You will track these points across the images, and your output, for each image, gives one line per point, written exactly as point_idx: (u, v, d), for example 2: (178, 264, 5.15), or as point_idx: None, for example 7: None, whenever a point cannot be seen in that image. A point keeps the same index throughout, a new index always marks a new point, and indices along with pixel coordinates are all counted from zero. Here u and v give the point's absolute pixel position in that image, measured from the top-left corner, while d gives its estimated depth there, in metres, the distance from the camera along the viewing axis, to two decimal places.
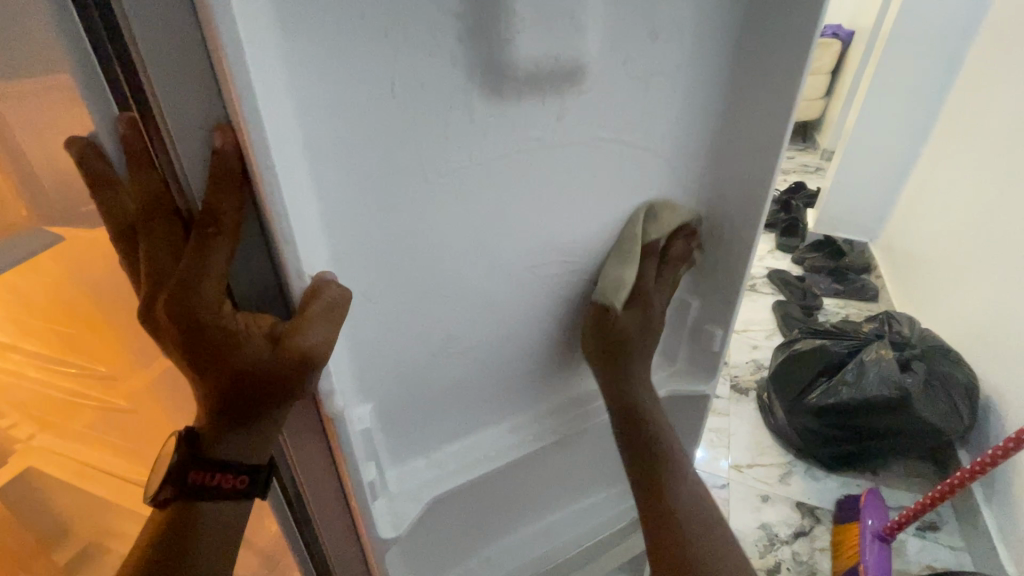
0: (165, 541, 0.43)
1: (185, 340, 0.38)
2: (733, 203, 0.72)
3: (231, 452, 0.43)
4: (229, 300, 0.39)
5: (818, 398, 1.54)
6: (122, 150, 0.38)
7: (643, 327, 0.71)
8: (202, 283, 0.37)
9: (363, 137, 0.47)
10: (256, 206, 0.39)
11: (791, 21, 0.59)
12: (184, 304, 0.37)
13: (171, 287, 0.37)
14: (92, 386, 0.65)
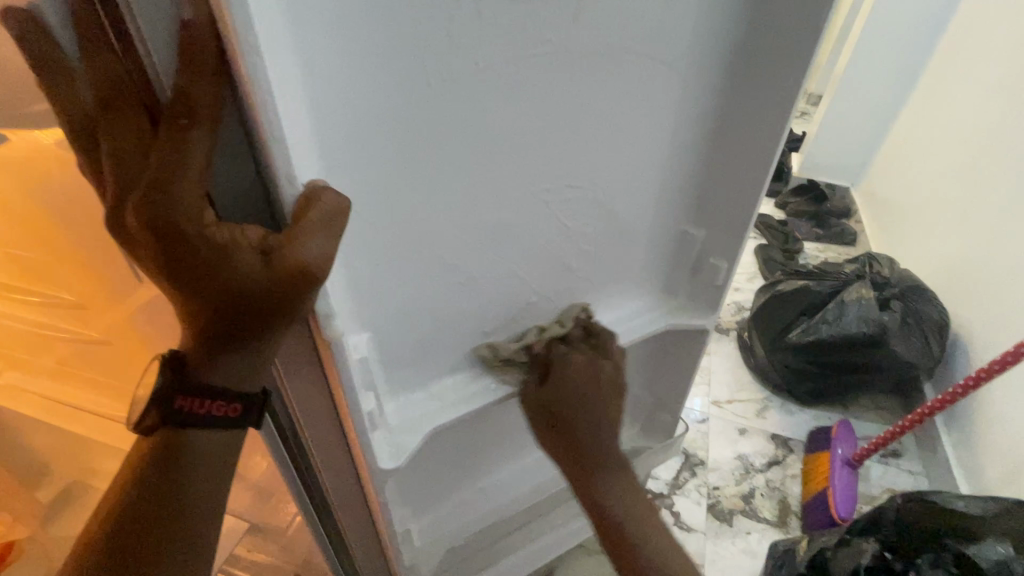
0: (155, 467, 0.41)
1: (162, 252, 0.34)
2: (745, 126, 0.69)
3: (220, 377, 0.40)
4: (210, 208, 0.35)
5: (798, 336, 1.58)
6: (72, 26, 0.32)
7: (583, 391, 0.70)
8: (179, 185, 0.32)
9: (358, 26, 0.41)
10: (236, 98, 0.33)
11: None
12: (159, 211, 0.32)
13: (141, 190, 0.33)
14: (61, 316, 0.61)
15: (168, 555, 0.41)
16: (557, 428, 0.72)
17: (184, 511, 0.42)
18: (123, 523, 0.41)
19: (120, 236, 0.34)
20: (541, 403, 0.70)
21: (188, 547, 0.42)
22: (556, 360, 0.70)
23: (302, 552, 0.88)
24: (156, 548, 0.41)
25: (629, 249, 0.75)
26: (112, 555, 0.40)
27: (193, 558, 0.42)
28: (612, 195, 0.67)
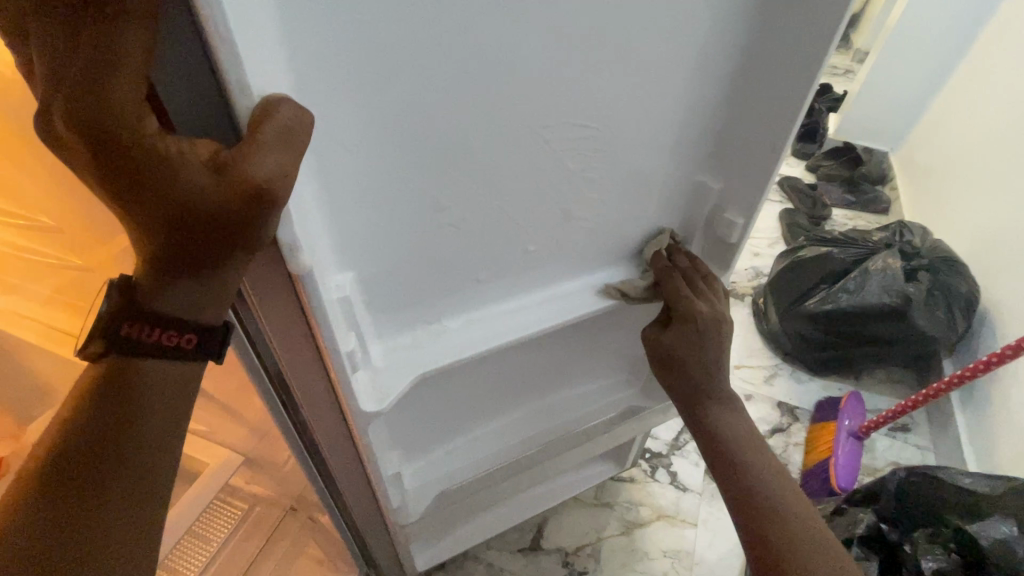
0: (101, 395, 0.38)
1: (96, 160, 0.30)
2: (774, 65, 0.62)
3: (175, 303, 0.37)
4: (151, 115, 0.31)
5: (815, 305, 1.53)
6: None
7: (697, 340, 0.70)
8: (111, 85, 0.29)
9: None
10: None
11: None
12: (89, 114, 0.29)
13: (67, 87, 0.29)
14: (40, 241, 0.59)
15: (115, 489, 0.38)
16: (674, 375, 0.73)
17: (136, 443, 0.39)
18: (63, 457, 0.38)
19: (49, 141, 0.31)
20: (676, 361, 0.72)
21: (140, 481, 0.39)
22: (680, 299, 0.70)
23: (296, 487, 0.89)
24: (101, 480, 0.38)
25: (636, 199, 0.70)
26: (54, 483, 0.37)
27: (145, 492, 0.40)
28: (621, 138, 0.62)
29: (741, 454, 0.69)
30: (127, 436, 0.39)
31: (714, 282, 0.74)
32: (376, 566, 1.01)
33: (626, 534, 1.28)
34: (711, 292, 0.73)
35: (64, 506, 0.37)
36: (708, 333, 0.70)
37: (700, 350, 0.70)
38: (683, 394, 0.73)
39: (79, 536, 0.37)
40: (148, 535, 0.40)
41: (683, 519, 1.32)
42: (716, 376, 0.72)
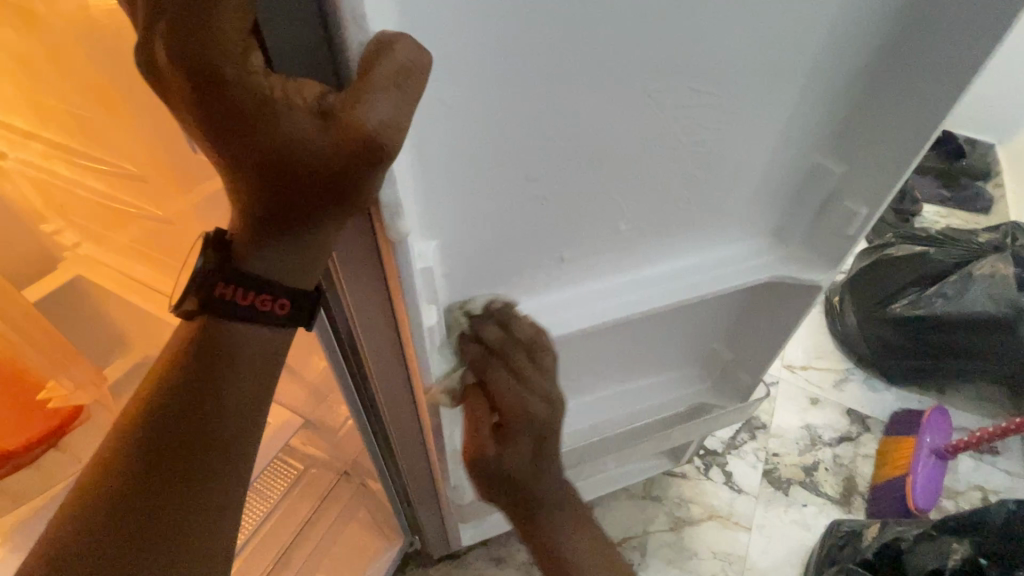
0: (194, 357, 0.36)
1: (200, 101, 0.27)
2: (936, 27, 0.52)
3: (271, 263, 0.34)
4: (259, 49, 0.27)
5: (902, 308, 1.40)
6: None
7: (532, 441, 0.61)
8: (219, 8, 0.25)
9: None
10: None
11: None
12: (194, 41, 0.25)
13: (173, 14, 0.25)
14: (121, 188, 0.57)
15: (199, 460, 0.37)
16: (490, 483, 0.63)
17: (226, 413, 0.37)
18: (156, 419, 0.36)
19: (149, 74, 0.27)
20: (500, 477, 0.62)
21: (223, 454, 0.38)
22: (518, 413, 0.59)
23: (354, 452, 0.89)
24: (186, 452, 0.36)
25: (744, 179, 0.62)
26: (141, 451, 0.36)
27: (227, 465, 0.38)
28: (742, 106, 0.54)
29: (567, 552, 0.65)
30: (219, 403, 0.37)
31: (546, 353, 0.59)
32: (424, 533, 1.02)
33: (675, 531, 1.23)
34: (537, 380, 0.59)
35: (149, 475, 0.36)
36: (544, 433, 0.61)
37: (523, 454, 0.61)
38: (504, 499, 0.64)
39: (164, 507, 0.36)
40: (228, 508, 0.39)
41: (736, 521, 1.25)
42: (544, 479, 0.64)
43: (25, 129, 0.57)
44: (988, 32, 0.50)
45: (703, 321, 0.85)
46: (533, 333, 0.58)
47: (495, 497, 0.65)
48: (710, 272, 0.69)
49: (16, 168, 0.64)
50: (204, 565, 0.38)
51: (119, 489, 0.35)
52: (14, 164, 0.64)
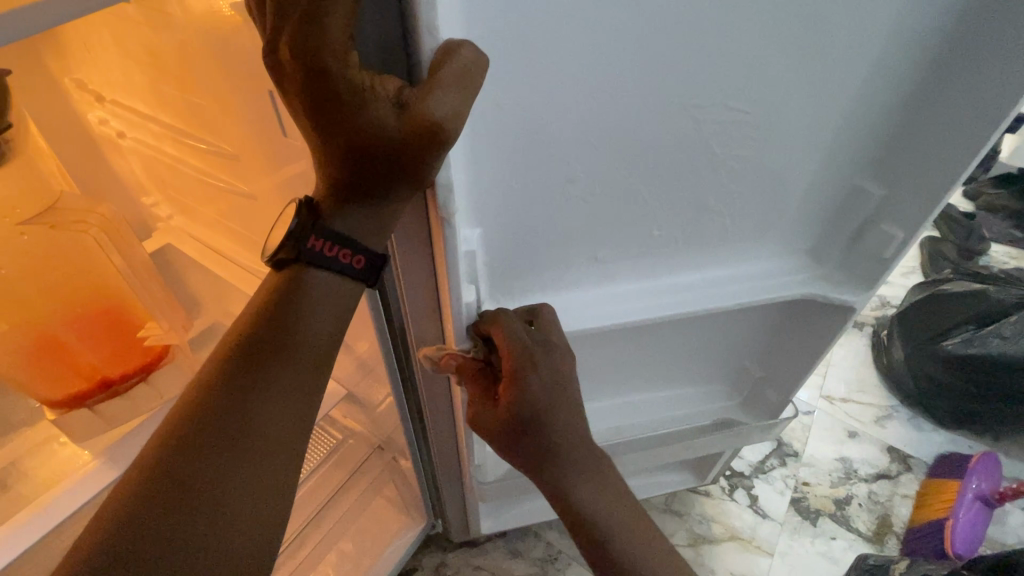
0: (285, 292, 0.44)
1: (309, 90, 0.34)
2: (982, 55, 0.54)
3: (349, 224, 0.42)
4: (355, 51, 0.34)
5: (954, 346, 1.34)
6: None
7: (545, 393, 0.61)
8: (329, 19, 0.31)
9: None
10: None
11: None
12: (307, 43, 0.32)
13: (295, 21, 0.32)
14: (216, 166, 0.66)
15: (282, 377, 0.43)
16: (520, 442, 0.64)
17: (305, 341, 0.44)
18: (249, 341, 0.44)
19: (271, 67, 0.34)
20: (516, 429, 0.63)
21: (304, 376, 0.44)
22: (525, 368, 0.60)
23: (388, 429, 0.95)
24: (270, 374, 0.43)
25: (778, 196, 0.64)
26: (233, 370, 0.43)
27: (306, 386, 0.45)
28: (779, 124, 0.57)
29: (598, 512, 0.65)
30: (300, 332, 0.44)
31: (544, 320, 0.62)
32: (446, 515, 1.07)
33: (693, 547, 1.23)
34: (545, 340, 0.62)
35: (242, 386, 0.42)
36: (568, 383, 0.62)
37: (556, 401, 0.62)
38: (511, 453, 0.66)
39: (252, 414, 0.42)
40: (302, 428, 0.45)
41: (758, 545, 1.23)
42: (559, 429, 0.63)
43: (144, 113, 0.67)
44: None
45: (733, 335, 0.86)
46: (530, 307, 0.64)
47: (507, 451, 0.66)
48: (741, 283, 0.71)
49: (132, 146, 0.75)
50: (279, 476, 0.43)
51: (217, 395, 0.42)
52: (130, 143, 0.75)
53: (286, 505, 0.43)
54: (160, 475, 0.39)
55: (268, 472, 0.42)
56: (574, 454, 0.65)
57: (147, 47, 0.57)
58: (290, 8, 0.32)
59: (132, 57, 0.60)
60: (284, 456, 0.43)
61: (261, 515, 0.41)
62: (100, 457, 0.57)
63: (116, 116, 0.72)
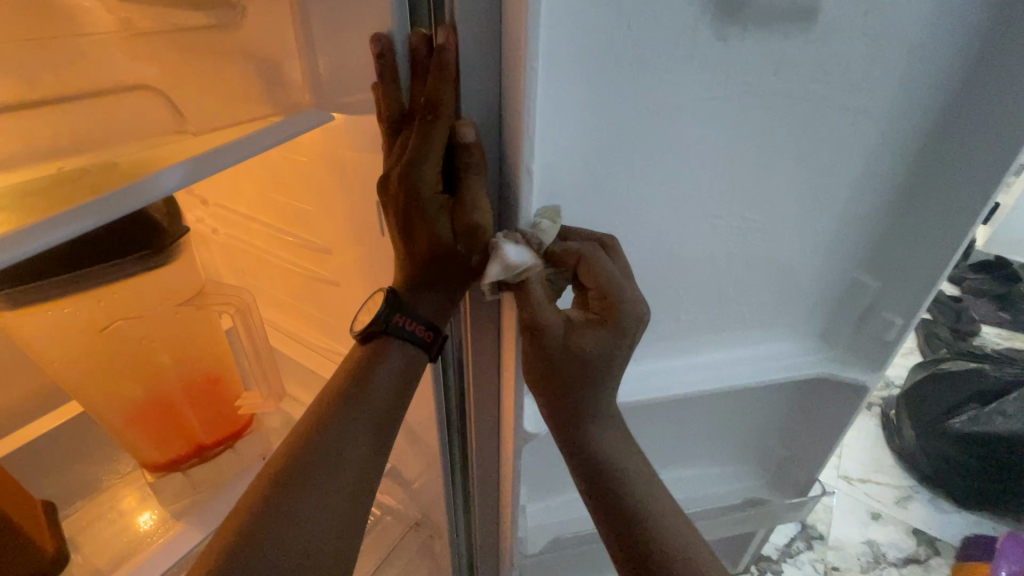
0: (369, 359, 0.58)
1: (407, 207, 0.50)
2: (950, 180, 0.65)
3: (420, 305, 0.56)
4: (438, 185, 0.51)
5: (961, 424, 1.39)
6: (404, 54, 0.46)
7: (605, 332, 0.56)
8: (423, 167, 0.48)
9: (585, 60, 0.48)
10: (459, 100, 0.48)
11: None
12: (408, 180, 0.49)
13: (402, 165, 0.49)
14: (304, 259, 0.77)
15: (360, 423, 0.56)
16: (549, 404, 0.62)
17: (379, 396, 0.57)
18: (338, 395, 0.57)
19: (380, 188, 0.52)
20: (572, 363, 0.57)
21: (378, 424, 0.57)
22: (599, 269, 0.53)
23: (427, 506, 0.98)
24: (356, 420, 0.56)
25: (788, 287, 0.74)
26: (326, 417, 0.56)
27: (380, 431, 0.57)
28: (786, 231, 0.67)
29: (620, 477, 0.63)
30: (376, 389, 0.57)
31: (588, 245, 0.54)
32: None
33: None
34: (595, 280, 0.53)
35: (329, 432, 0.55)
36: (620, 324, 0.55)
37: (589, 343, 0.56)
38: (549, 391, 0.61)
39: (336, 452, 0.54)
40: (372, 468, 0.56)
41: None
42: (608, 360, 0.58)
43: (244, 213, 0.80)
44: (995, 186, 0.63)
45: (757, 411, 0.92)
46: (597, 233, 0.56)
47: (551, 393, 0.61)
48: (761, 361, 0.80)
49: (221, 240, 0.87)
50: (354, 506, 0.54)
51: (311, 437, 0.54)
52: (221, 238, 0.87)
53: (356, 532, 0.54)
54: (265, 502, 0.51)
55: (345, 501, 0.53)
56: (601, 423, 0.63)
57: (264, 165, 0.70)
58: (401, 158, 0.50)
59: (247, 172, 0.73)
60: (358, 491, 0.54)
61: (337, 539, 0.52)
62: (183, 522, 0.61)
63: (214, 216, 0.85)
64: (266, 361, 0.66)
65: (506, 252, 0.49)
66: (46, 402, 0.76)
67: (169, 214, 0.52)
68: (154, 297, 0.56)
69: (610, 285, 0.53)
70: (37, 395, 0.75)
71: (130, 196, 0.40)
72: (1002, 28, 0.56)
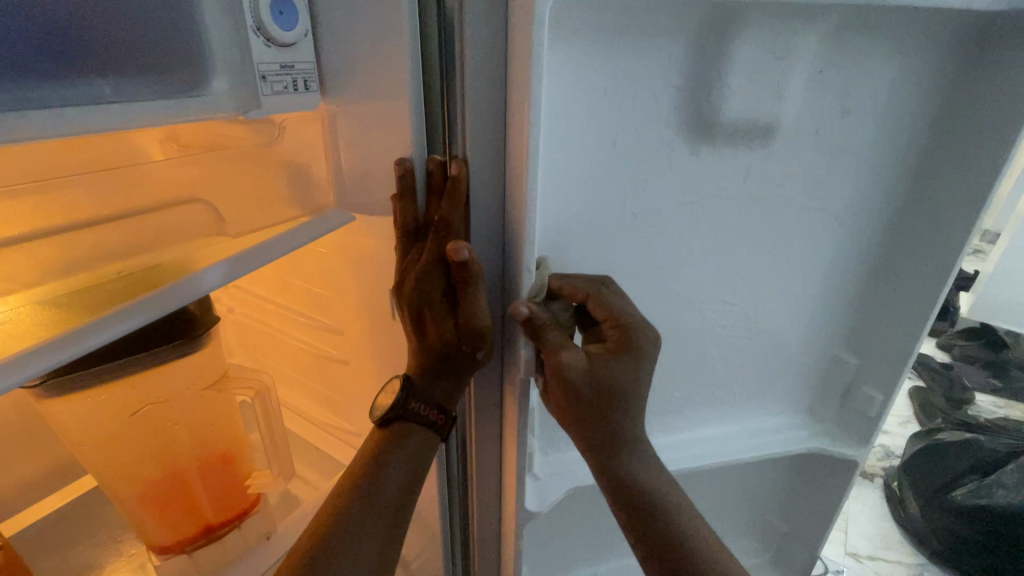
0: (384, 446, 0.61)
1: (419, 308, 0.58)
2: (911, 269, 0.72)
3: (432, 392, 0.61)
4: (448, 286, 0.58)
5: (964, 496, 1.40)
6: (421, 175, 0.55)
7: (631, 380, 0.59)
8: (435, 273, 0.56)
9: (576, 174, 0.55)
10: (469, 216, 0.56)
11: (989, 105, 0.61)
12: (423, 284, 0.57)
13: (417, 273, 0.57)
14: (314, 338, 0.82)
15: (376, 511, 0.59)
16: (584, 433, 0.62)
17: (392, 483, 0.60)
18: (353, 483, 0.60)
19: (395, 291, 0.59)
20: (598, 391, 0.58)
21: (392, 511, 0.60)
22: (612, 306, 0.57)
23: None
24: (373, 510, 0.59)
25: (772, 365, 0.78)
26: (343, 509, 0.58)
27: (395, 516, 0.60)
28: (766, 313, 0.73)
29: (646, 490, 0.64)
30: (389, 476, 0.60)
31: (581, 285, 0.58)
32: None
33: None
34: (606, 312, 0.57)
35: (346, 521, 0.57)
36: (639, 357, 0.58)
37: (620, 375, 0.58)
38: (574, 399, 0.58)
39: (351, 542, 0.57)
40: (387, 553, 0.59)
41: None
42: (633, 390, 0.60)
43: (260, 294, 0.85)
44: (950, 275, 0.69)
45: (754, 486, 0.93)
46: (592, 276, 0.59)
47: (575, 411, 0.59)
48: (754, 435, 0.82)
49: (235, 318, 0.92)
50: None
51: (327, 528, 0.57)
52: (235, 315, 0.92)
53: None
54: None
55: None
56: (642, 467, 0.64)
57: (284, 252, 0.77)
58: (417, 264, 0.57)
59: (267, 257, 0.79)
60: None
61: None
62: None
63: (230, 295, 0.90)
64: (277, 442, 0.69)
65: (519, 304, 0.54)
66: (54, 481, 0.77)
67: (202, 305, 0.57)
68: (184, 383, 0.61)
69: (624, 318, 0.57)
70: (45, 475, 0.76)
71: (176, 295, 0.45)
72: (936, 143, 0.65)
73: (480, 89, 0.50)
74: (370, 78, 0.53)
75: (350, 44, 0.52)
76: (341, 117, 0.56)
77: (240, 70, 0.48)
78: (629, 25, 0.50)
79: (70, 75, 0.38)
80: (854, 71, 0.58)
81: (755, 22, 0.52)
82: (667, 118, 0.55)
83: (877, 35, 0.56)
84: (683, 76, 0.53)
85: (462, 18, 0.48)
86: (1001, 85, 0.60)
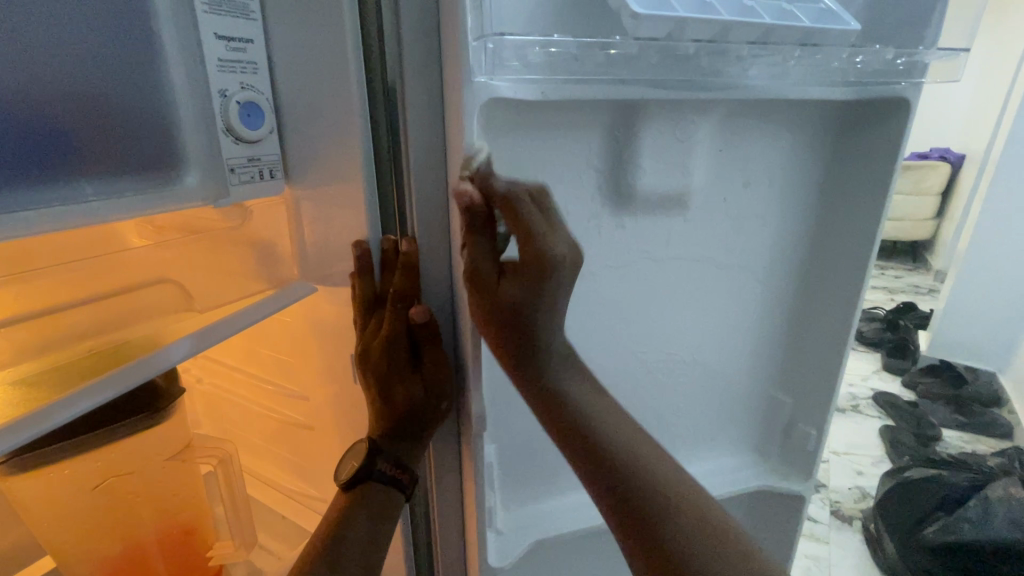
0: (352, 505, 0.64)
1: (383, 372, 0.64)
2: (827, 315, 0.79)
3: (397, 450, 0.65)
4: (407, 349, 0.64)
5: (934, 533, 1.42)
6: (377, 253, 0.61)
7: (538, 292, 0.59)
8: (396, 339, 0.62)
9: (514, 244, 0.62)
10: (422, 285, 0.62)
11: (868, 174, 0.71)
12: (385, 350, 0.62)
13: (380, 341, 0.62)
14: (281, 404, 0.84)
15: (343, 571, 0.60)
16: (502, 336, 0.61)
17: (358, 541, 0.62)
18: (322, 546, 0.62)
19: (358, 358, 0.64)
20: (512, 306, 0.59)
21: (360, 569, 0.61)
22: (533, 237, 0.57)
23: None
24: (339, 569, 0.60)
25: (717, 409, 0.83)
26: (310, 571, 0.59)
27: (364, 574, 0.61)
28: (704, 360, 0.78)
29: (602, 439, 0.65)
30: (356, 534, 0.62)
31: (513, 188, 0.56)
32: None
33: None
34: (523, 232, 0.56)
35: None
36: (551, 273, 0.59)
37: (531, 296, 0.59)
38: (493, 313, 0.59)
39: None
40: None
41: None
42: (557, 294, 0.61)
43: (229, 363, 0.88)
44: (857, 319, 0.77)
45: None
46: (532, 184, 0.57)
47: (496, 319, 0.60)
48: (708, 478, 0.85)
49: (204, 388, 0.94)
50: None
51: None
52: (205, 386, 0.94)
53: None
54: None
55: None
56: (602, 419, 0.66)
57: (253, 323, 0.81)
58: (380, 333, 0.62)
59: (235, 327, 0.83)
60: None
61: None
62: None
63: (200, 365, 0.92)
64: (240, 509, 0.69)
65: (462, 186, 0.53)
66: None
67: (168, 376, 0.60)
68: (146, 455, 0.63)
69: (545, 251, 0.58)
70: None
71: (150, 366, 0.49)
72: (831, 206, 0.74)
73: (425, 176, 0.58)
74: (328, 167, 0.60)
75: (310, 139, 0.60)
76: (303, 200, 0.63)
77: (209, 164, 0.54)
78: (551, 120, 0.59)
79: (57, 179, 0.44)
80: (750, 148, 0.67)
81: (659, 112, 0.61)
82: (591, 192, 0.63)
83: (765, 119, 0.66)
84: (602, 158, 0.62)
85: (405, 118, 0.55)
86: (874, 158, 0.70)
